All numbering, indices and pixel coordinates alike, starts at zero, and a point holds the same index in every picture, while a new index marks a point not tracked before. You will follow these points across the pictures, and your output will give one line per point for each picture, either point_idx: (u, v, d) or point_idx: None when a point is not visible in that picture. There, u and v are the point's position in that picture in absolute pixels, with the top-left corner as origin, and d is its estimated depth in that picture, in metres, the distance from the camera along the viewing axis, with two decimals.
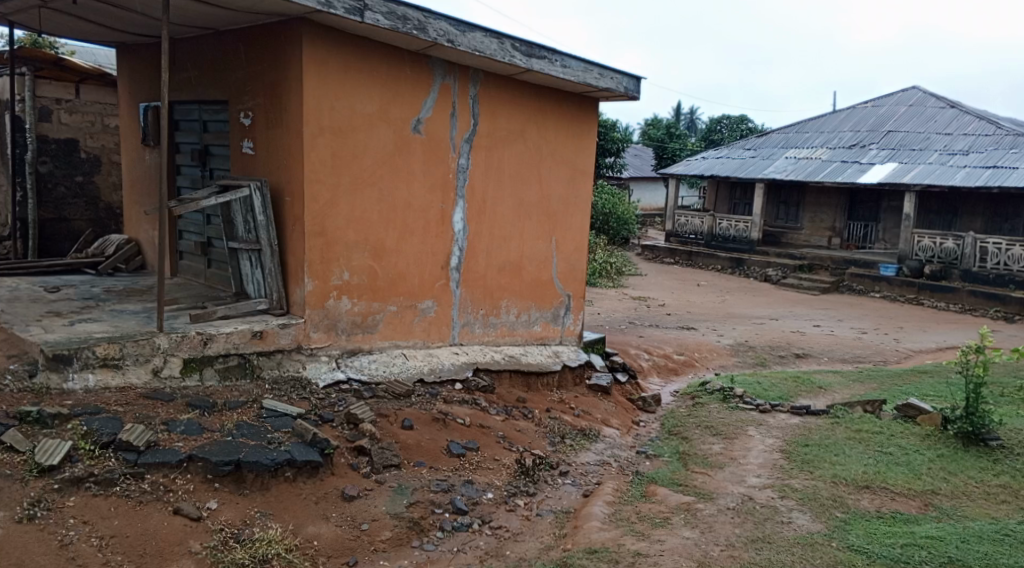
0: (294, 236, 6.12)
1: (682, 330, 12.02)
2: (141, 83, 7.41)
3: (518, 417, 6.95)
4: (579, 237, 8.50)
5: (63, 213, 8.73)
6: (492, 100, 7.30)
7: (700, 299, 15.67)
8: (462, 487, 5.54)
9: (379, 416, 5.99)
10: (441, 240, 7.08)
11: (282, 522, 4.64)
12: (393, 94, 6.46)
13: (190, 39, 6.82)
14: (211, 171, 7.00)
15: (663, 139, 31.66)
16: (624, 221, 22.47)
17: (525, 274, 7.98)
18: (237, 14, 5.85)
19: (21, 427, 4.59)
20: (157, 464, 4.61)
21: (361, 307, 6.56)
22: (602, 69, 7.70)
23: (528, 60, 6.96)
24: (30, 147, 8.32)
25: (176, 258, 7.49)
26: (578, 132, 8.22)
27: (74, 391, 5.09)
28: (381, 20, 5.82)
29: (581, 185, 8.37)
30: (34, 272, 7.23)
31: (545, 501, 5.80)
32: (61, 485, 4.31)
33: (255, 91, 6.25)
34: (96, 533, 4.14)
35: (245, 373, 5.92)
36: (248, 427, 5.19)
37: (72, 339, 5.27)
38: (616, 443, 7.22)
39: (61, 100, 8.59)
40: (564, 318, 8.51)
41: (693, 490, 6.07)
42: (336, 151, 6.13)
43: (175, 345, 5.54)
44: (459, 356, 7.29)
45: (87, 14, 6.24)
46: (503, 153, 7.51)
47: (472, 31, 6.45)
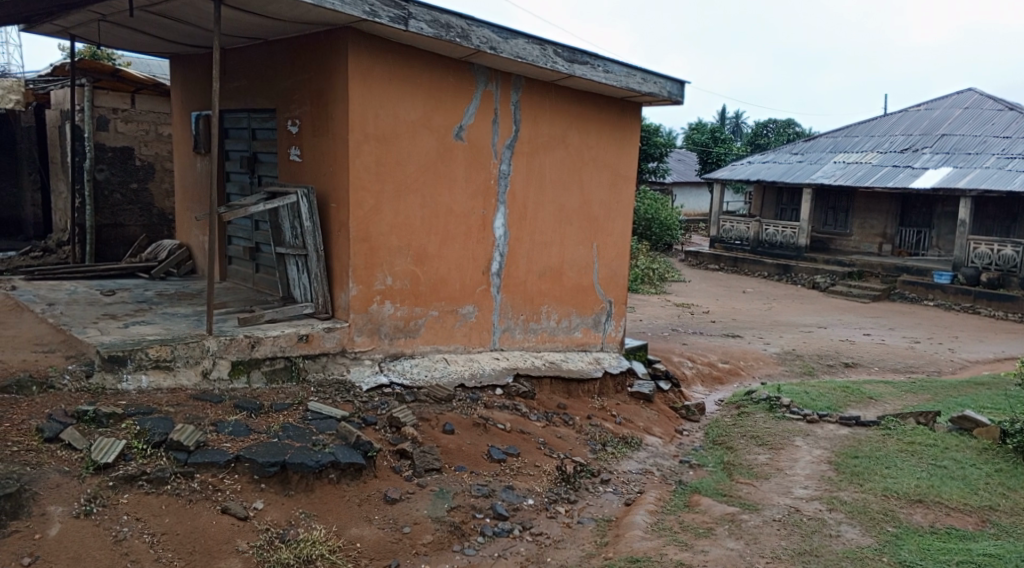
0: (339, 242, 6.22)
1: (726, 337, 11.85)
2: (193, 92, 7.62)
3: (559, 423, 6.94)
4: (621, 242, 8.46)
5: (118, 219, 9.03)
6: (535, 106, 7.33)
7: (745, 306, 15.43)
8: (502, 492, 5.55)
9: (421, 420, 6.04)
10: (482, 244, 7.12)
11: (326, 523, 4.71)
12: (435, 102, 6.53)
13: (241, 49, 6.99)
14: (259, 178, 7.17)
15: (708, 143, 31.31)
16: (666, 226, 22.31)
17: (566, 280, 7.97)
18: (286, 24, 5.98)
19: (78, 426, 4.75)
20: (206, 464, 4.73)
21: (403, 312, 6.63)
22: (645, 73, 7.66)
23: (570, 66, 6.98)
24: (88, 155, 8.61)
25: (225, 262, 7.68)
26: (620, 137, 8.19)
27: (128, 391, 5.25)
28: (425, 28, 5.90)
29: (622, 190, 8.33)
30: (93, 276, 7.49)
31: (587, 509, 5.78)
32: (115, 482, 4.44)
33: (302, 99, 6.38)
34: (148, 531, 4.26)
35: (291, 376, 6.05)
36: (293, 428, 5.29)
37: (126, 341, 5.45)
38: (659, 451, 7.15)
39: (117, 109, 8.88)
40: (605, 325, 8.47)
41: (737, 500, 5.98)
42: (381, 158, 6.22)
43: (223, 348, 5.69)
44: (499, 361, 7.30)
45: (143, 27, 6.45)
46: (545, 159, 7.52)
47: (514, 37, 6.49)
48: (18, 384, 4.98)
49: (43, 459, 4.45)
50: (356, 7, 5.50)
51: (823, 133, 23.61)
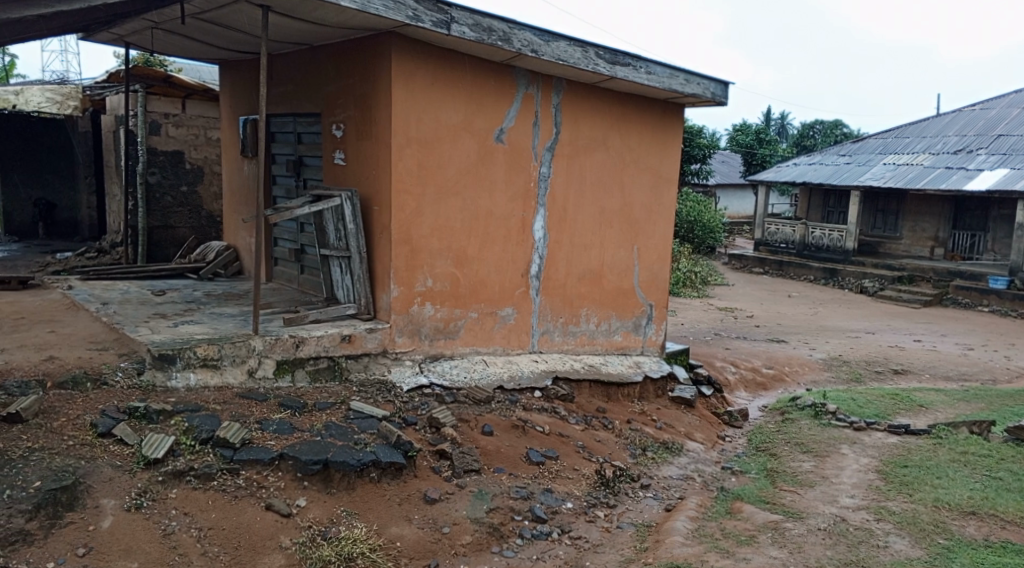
0: (381, 244, 6.30)
1: (770, 342, 11.66)
2: (241, 97, 7.79)
3: (598, 427, 6.91)
4: (662, 245, 8.39)
5: (169, 221, 9.27)
6: (576, 109, 7.32)
7: (790, 310, 15.14)
8: (541, 495, 5.55)
9: (461, 421, 6.08)
10: (522, 247, 7.14)
11: (367, 521, 4.77)
12: (477, 105, 6.57)
13: (287, 55, 7.14)
14: (304, 181, 7.30)
15: (753, 144, 30.82)
16: (709, 229, 22.04)
17: (606, 283, 7.94)
18: (331, 30, 6.09)
19: (130, 422, 4.89)
20: (251, 461, 4.84)
21: (443, 314, 6.68)
22: (688, 74, 7.59)
23: (611, 68, 6.95)
24: (141, 159, 8.88)
25: (271, 264, 7.83)
26: (663, 140, 8.13)
27: (177, 389, 5.40)
28: (467, 32, 5.94)
29: (664, 192, 8.26)
30: (145, 276, 7.71)
31: (626, 514, 5.75)
32: (164, 477, 4.56)
33: (346, 104, 6.49)
34: (196, 525, 4.38)
35: (333, 375, 6.14)
36: (336, 427, 5.37)
37: (175, 340, 5.60)
38: (700, 457, 7.08)
39: (168, 114, 9.13)
40: (646, 328, 8.41)
41: (781, 508, 5.88)
42: (422, 161, 6.28)
43: (269, 348, 5.81)
44: (538, 364, 7.30)
45: (193, 33, 6.63)
46: (586, 161, 7.51)
47: (556, 40, 6.50)
48: (74, 380, 5.15)
49: (97, 453, 4.59)
50: (399, 12, 5.57)
51: (873, 134, 23.07)
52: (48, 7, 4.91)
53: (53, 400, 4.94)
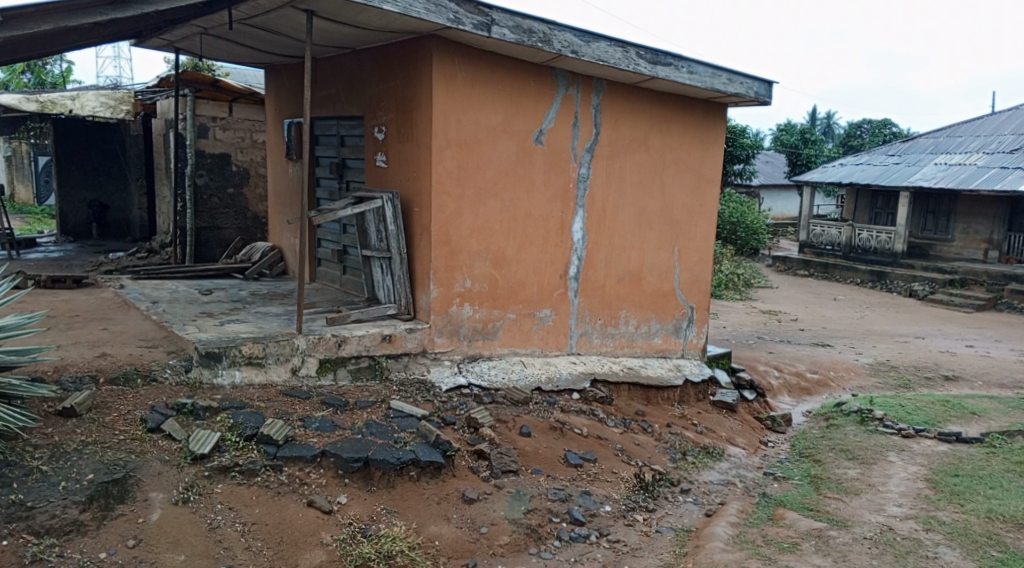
0: (421, 245, 6.36)
1: (815, 346, 11.42)
2: (286, 100, 7.94)
3: (637, 430, 6.86)
4: (704, 247, 8.29)
5: (216, 222, 9.49)
6: (616, 109, 7.30)
7: (836, 314, 14.82)
8: (579, 497, 5.53)
9: (499, 421, 6.10)
10: (560, 248, 7.13)
11: (406, 519, 4.81)
12: (517, 107, 6.59)
13: (331, 58, 7.25)
14: (347, 183, 7.40)
15: (798, 144, 30.26)
16: (752, 230, 21.69)
17: (646, 285, 7.89)
18: (373, 33, 6.17)
19: (178, 417, 5.03)
20: (294, 458, 4.92)
21: (481, 314, 6.71)
22: (731, 73, 7.49)
23: (653, 68, 6.90)
24: (190, 162, 9.10)
25: (315, 264, 7.96)
26: (705, 140, 8.04)
27: (223, 386, 5.53)
28: (508, 34, 5.97)
29: (706, 193, 8.17)
30: (194, 276, 7.91)
31: (665, 519, 5.70)
32: (210, 472, 4.67)
33: (388, 107, 6.56)
34: (240, 520, 4.48)
35: (374, 374, 6.22)
36: (376, 425, 5.44)
37: (222, 338, 5.72)
38: (742, 463, 6.98)
39: (216, 118, 9.36)
40: (686, 331, 8.32)
41: (826, 515, 5.77)
42: (462, 162, 6.32)
43: (312, 346, 5.91)
44: (576, 365, 7.29)
45: (240, 38, 6.78)
46: (626, 162, 7.47)
47: (596, 40, 6.48)
48: (125, 376, 5.30)
49: (146, 447, 4.72)
50: (440, 15, 5.62)
51: (924, 133, 22.47)
52: (104, 15, 5.08)
53: (105, 395, 5.09)
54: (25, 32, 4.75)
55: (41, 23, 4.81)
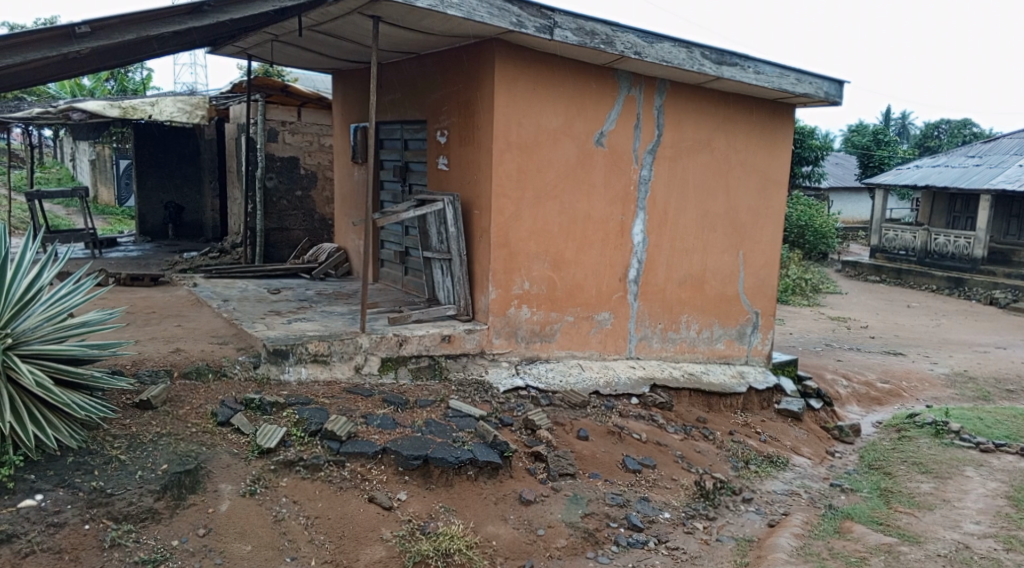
0: (480, 247, 6.41)
1: (886, 355, 11.03)
2: (353, 105, 8.13)
3: (698, 438, 6.75)
4: (770, 250, 8.10)
5: (285, 223, 9.77)
6: (679, 110, 7.21)
7: (909, 322, 14.27)
8: (638, 503, 5.47)
9: (556, 424, 6.10)
10: (620, 251, 7.08)
11: (464, 518, 4.86)
12: (578, 109, 6.58)
13: (395, 64, 7.39)
14: (410, 186, 7.51)
15: (870, 145, 29.24)
16: (821, 234, 21.07)
17: (708, 289, 7.76)
18: (437, 38, 6.26)
19: (247, 412, 5.20)
20: (356, 453, 5.04)
21: (539, 317, 6.72)
22: (800, 73, 7.31)
23: (718, 68, 6.79)
24: (261, 165, 9.41)
25: (378, 264, 8.10)
26: (772, 140, 7.86)
27: (289, 382, 5.70)
28: (570, 36, 5.97)
29: (773, 195, 7.99)
30: (264, 275, 8.17)
31: (726, 528, 5.59)
32: (276, 466, 4.83)
33: (450, 110, 6.65)
34: (304, 513, 4.60)
35: (434, 374, 6.30)
36: (435, 424, 5.51)
37: (289, 336, 5.90)
38: (807, 473, 6.79)
39: (286, 122, 9.64)
40: (751, 337, 8.15)
41: (896, 530, 5.56)
42: (522, 165, 6.34)
43: (375, 345, 6.04)
44: (635, 370, 7.23)
45: (309, 45, 6.97)
46: (689, 164, 7.37)
47: (660, 41, 6.42)
48: (197, 370, 5.50)
49: (217, 440, 4.90)
50: (503, 19, 5.66)
51: (1008, 133, 21.45)
52: (182, 24, 5.29)
53: (180, 389, 5.31)
54: (111, 42, 5.00)
55: (124, 32, 5.06)
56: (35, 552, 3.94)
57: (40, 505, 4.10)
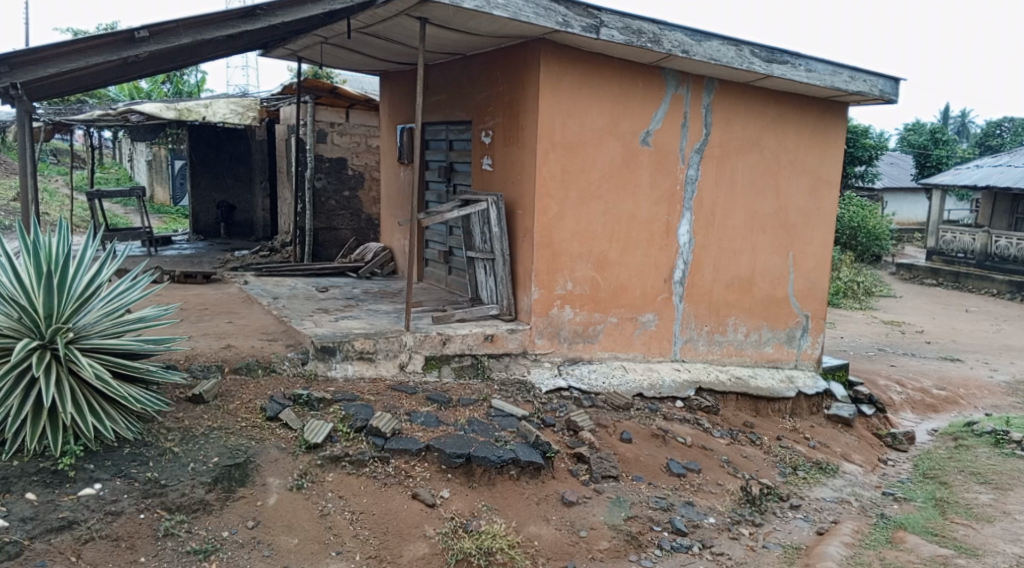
0: (524, 247, 6.42)
1: (942, 361, 10.67)
2: (400, 106, 8.22)
3: (744, 442, 6.65)
4: (822, 252, 7.92)
5: (333, 223, 9.93)
6: (728, 110, 7.11)
7: (967, 327, 13.79)
8: (682, 507, 5.41)
9: (600, 426, 6.06)
10: (666, 251, 7.01)
11: (506, 518, 4.87)
12: (623, 108, 6.54)
13: (442, 65, 7.44)
14: (454, 186, 7.56)
15: (927, 145, 28.35)
16: (875, 236, 20.51)
17: (757, 291, 7.62)
18: (483, 38, 6.29)
19: (295, 407, 5.30)
20: (400, 450, 5.10)
21: (582, 318, 6.70)
22: (853, 71, 7.13)
23: (768, 67, 6.67)
24: (310, 165, 9.58)
25: (423, 264, 8.18)
26: (824, 140, 7.69)
27: (336, 378, 5.80)
28: (617, 35, 5.93)
29: (825, 195, 7.80)
30: (313, 274, 8.32)
31: (773, 534, 5.48)
32: (322, 461, 4.91)
33: (495, 111, 6.67)
34: (349, 508, 4.68)
35: (477, 373, 6.32)
36: (477, 424, 5.53)
37: (336, 333, 5.99)
38: (858, 480, 6.62)
39: (334, 123, 9.77)
40: (801, 341, 7.97)
41: (952, 542, 5.38)
42: (567, 165, 6.33)
43: (419, 344, 6.10)
44: (680, 373, 7.14)
45: (358, 47, 7.07)
46: (737, 163, 7.25)
47: (708, 39, 6.33)
48: (247, 366, 5.62)
49: (266, 435, 5.00)
50: (550, 18, 5.66)
51: None
52: (235, 27, 5.40)
53: (230, 384, 5.44)
54: (167, 45, 5.15)
55: (182, 36, 5.21)
56: (94, 539, 4.07)
57: (99, 494, 4.25)
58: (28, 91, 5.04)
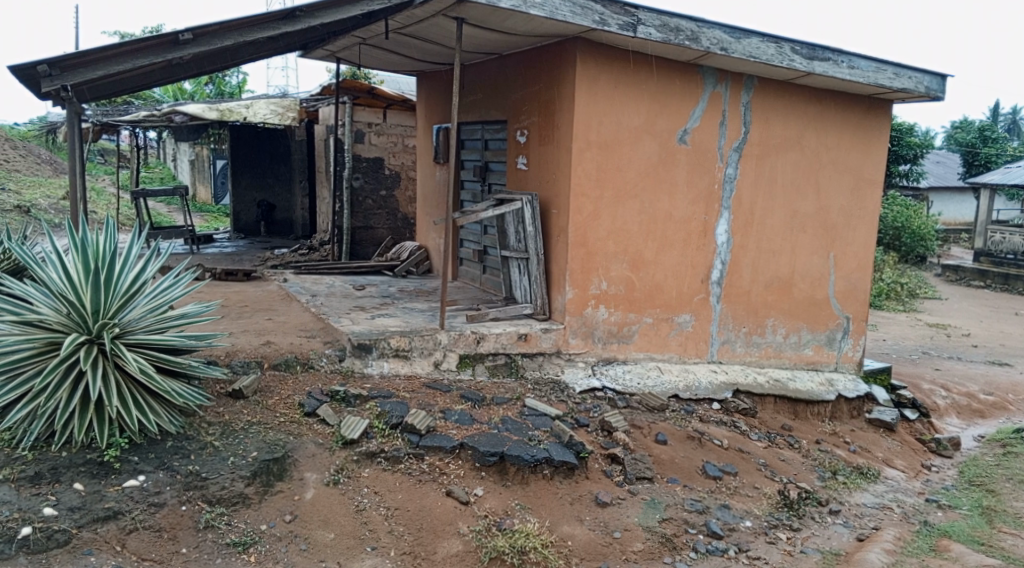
0: (558, 247, 6.41)
1: (989, 365, 10.38)
2: (436, 106, 8.26)
3: (782, 446, 6.54)
4: (864, 253, 7.75)
5: (370, 222, 10.03)
6: (767, 108, 7.00)
7: (1017, 331, 13.36)
8: (718, 510, 5.34)
9: (634, 427, 6.02)
10: (702, 251, 6.93)
11: (540, 517, 4.87)
12: (660, 107, 6.49)
13: (478, 65, 7.47)
14: (489, 186, 7.58)
15: (976, 143, 27.57)
16: (920, 236, 19.99)
17: (796, 292, 7.49)
18: (519, 38, 6.29)
19: (332, 403, 5.37)
20: (435, 447, 5.13)
21: (617, 318, 6.66)
22: (898, 67, 6.97)
23: (810, 64, 6.55)
24: (348, 165, 9.69)
25: (457, 263, 8.21)
26: (866, 138, 7.53)
27: (372, 375, 5.86)
28: (654, 33, 5.88)
29: (868, 195, 7.64)
30: (350, 272, 8.41)
31: (812, 539, 5.37)
32: (358, 457, 4.97)
33: (531, 110, 6.66)
34: (384, 504, 4.72)
35: (510, 372, 6.33)
36: (511, 422, 5.54)
37: (372, 330, 6.05)
38: (901, 486, 6.47)
39: (372, 124, 9.88)
40: (841, 343, 7.82)
41: (999, 552, 5.23)
42: (602, 164, 6.30)
43: (453, 342, 6.13)
44: (717, 374, 7.06)
45: (395, 47, 7.13)
46: (777, 162, 7.14)
47: (747, 37, 6.24)
48: (286, 362, 5.71)
49: (303, 430, 5.07)
50: (587, 17, 5.64)
51: None
52: (276, 29, 5.47)
53: (270, 379, 5.54)
54: (210, 47, 5.26)
55: (224, 38, 5.30)
56: (138, 529, 4.19)
57: (142, 486, 4.35)
58: (78, 93, 5.21)
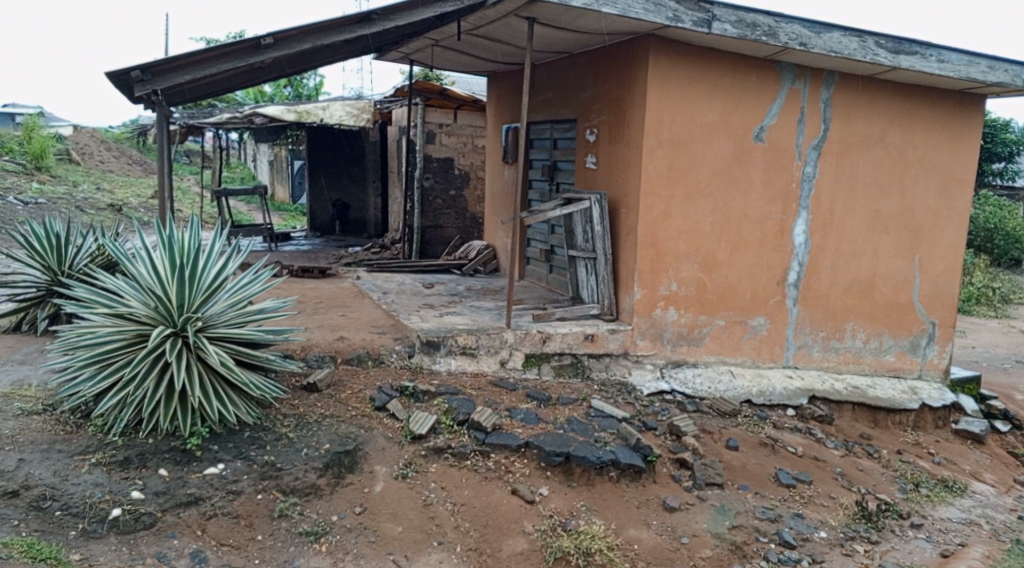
0: (627, 246, 6.34)
1: None
2: (507, 106, 8.30)
3: (860, 455, 6.30)
4: (952, 255, 7.37)
5: (440, 221, 10.16)
6: (849, 104, 6.75)
7: None
8: (790, 519, 5.18)
9: (704, 432, 5.91)
10: (779, 252, 6.74)
11: (605, 519, 4.83)
12: (735, 104, 6.34)
13: (549, 64, 7.46)
14: (557, 185, 7.55)
15: None
16: (1014, 238, 18.64)
17: (878, 295, 7.19)
18: (590, 36, 6.24)
19: (401, 398, 5.46)
20: (500, 445, 5.15)
21: (687, 319, 6.54)
22: (992, 60, 6.59)
23: (895, 58, 6.28)
24: (419, 165, 9.85)
25: (525, 262, 8.23)
26: (956, 134, 7.16)
27: (440, 372, 5.93)
28: (729, 29, 5.73)
29: (957, 194, 7.26)
30: (421, 270, 8.54)
31: (891, 553, 5.12)
32: (426, 452, 5.05)
33: (601, 109, 6.62)
34: (451, 499, 4.78)
35: (576, 372, 6.30)
36: (577, 423, 5.51)
37: (441, 328, 6.13)
38: (991, 502, 6.10)
39: (443, 124, 10.02)
40: (927, 349, 7.46)
41: None
42: (674, 163, 6.20)
43: (519, 341, 6.15)
44: (792, 379, 6.84)
45: (467, 48, 7.19)
46: (859, 160, 6.87)
47: (828, 31, 6.01)
48: (358, 357, 5.84)
49: (373, 424, 5.17)
50: (660, 14, 5.55)
51: None
52: (352, 32, 5.59)
53: (342, 373, 5.68)
54: (290, 51, 5.42)
55: (303, 41, 5.45)
56: (217, 515, 4.35)
57: (222, 473, 4.51)
58: (168, 97, 5.46)
